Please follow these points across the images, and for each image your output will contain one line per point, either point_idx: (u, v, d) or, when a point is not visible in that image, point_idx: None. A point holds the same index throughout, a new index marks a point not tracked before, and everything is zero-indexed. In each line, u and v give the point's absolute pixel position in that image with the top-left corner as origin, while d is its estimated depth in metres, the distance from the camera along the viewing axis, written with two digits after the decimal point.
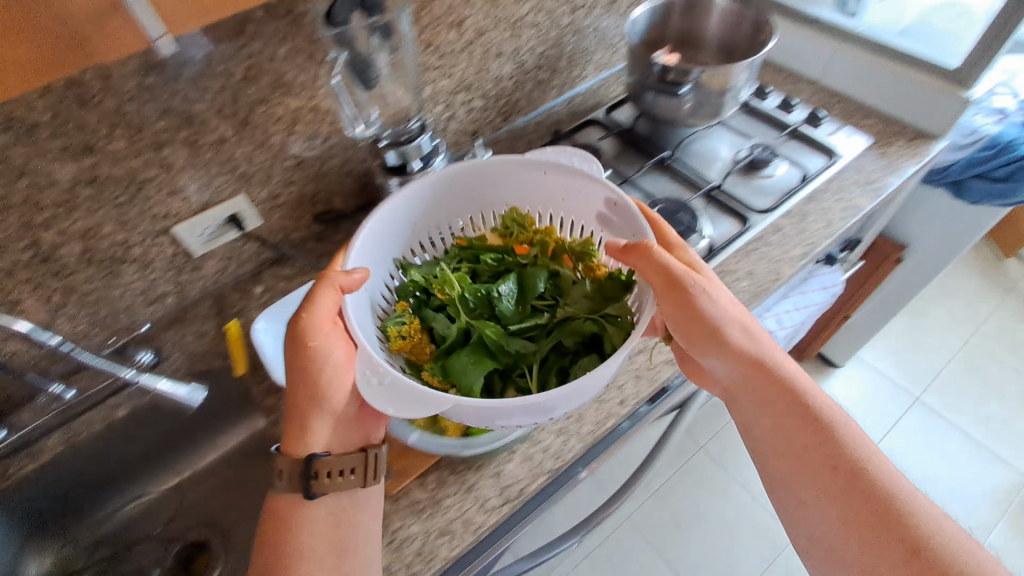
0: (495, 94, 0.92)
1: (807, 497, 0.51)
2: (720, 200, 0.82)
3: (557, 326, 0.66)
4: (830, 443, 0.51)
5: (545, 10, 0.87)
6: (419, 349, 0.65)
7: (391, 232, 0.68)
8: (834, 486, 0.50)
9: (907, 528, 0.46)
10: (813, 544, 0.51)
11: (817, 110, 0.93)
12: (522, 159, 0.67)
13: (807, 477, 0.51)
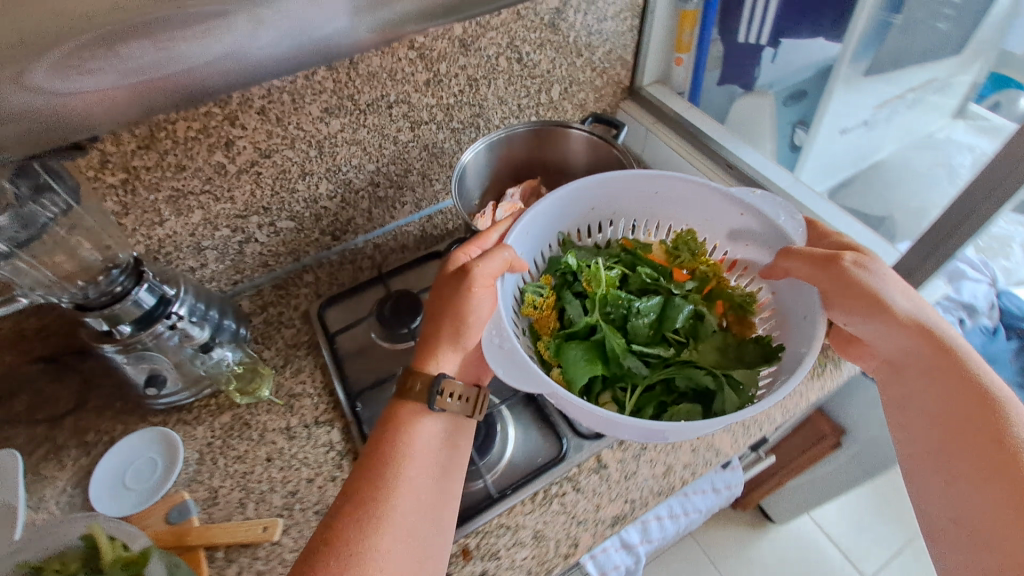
0: (309, 217, 0.74)
1: (957, 480, 0.45)
2: (540, 406, 0.64)
3: (678, 362, 0.60)
4: (992, 423, 0.44)
5: (368, 126, 0.69)
6: (544, 322, 0.64)
7: (575, 210, 0.66)
8: (983, 474, 0.43)
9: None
10: (954, 530, 0.44)
11: None
12: (719, 190, 0.61)
13: (963, 460, 0.45)
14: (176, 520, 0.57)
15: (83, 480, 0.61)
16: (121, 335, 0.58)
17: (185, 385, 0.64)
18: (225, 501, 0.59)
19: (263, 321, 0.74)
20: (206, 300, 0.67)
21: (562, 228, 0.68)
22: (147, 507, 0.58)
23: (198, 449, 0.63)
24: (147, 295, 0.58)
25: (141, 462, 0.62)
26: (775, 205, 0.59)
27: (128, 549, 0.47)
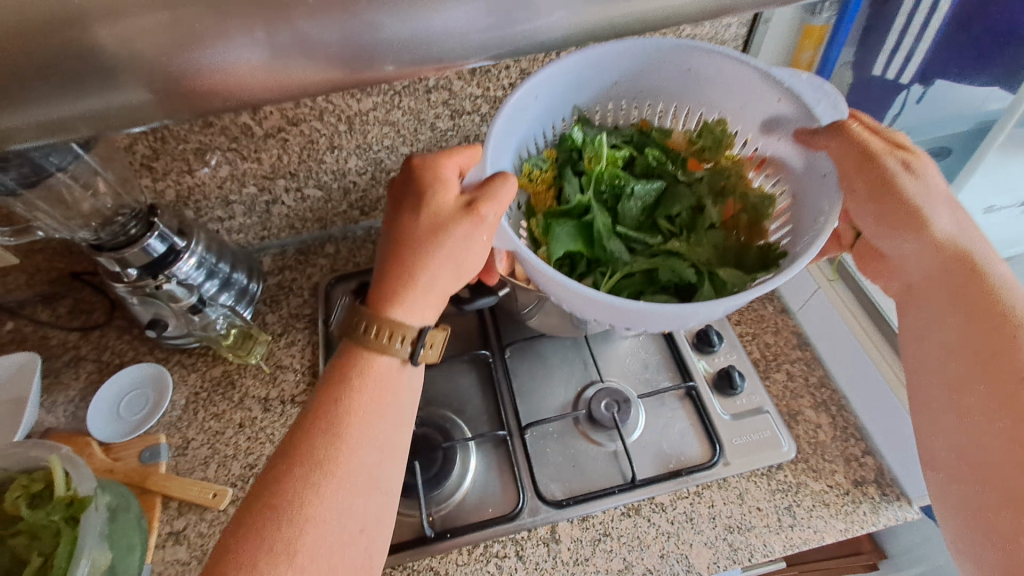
0: (336, 188, 0.71)
1: (970, 410, 0.41)
2: (508, 450, 0.57)
3: (664, 252, 0.56)
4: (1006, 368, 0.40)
5: (403, 108, 0.64)
6: (541, 199, 0.59)
7: (593, 83, 0.57)
8: (1004, 410, 0.40)
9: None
10: (959, 463, 0.41)
11: (744, 370, 0.60)
12: (762, 71, 0.52)
13: (980, 389, 0.41)
14: (146, 461, 0.60)
15: (91, 395, 0.67)
16: (128, 277, 0.60)
17: (187, 331, 0.65)
18: (193, 455, 0.61)
19: (276, 283, 0.74)
20: (220, 252, 0.67)
21: (579, 103, 0.59)
22: (128, 440, 0.62)
23: (185, 395, 0.65)
24: (157, 242, 0.59)
25: (135, 394, 0.65)
26: (819, 93, 0.51)
27: (76, 491, 0.50)
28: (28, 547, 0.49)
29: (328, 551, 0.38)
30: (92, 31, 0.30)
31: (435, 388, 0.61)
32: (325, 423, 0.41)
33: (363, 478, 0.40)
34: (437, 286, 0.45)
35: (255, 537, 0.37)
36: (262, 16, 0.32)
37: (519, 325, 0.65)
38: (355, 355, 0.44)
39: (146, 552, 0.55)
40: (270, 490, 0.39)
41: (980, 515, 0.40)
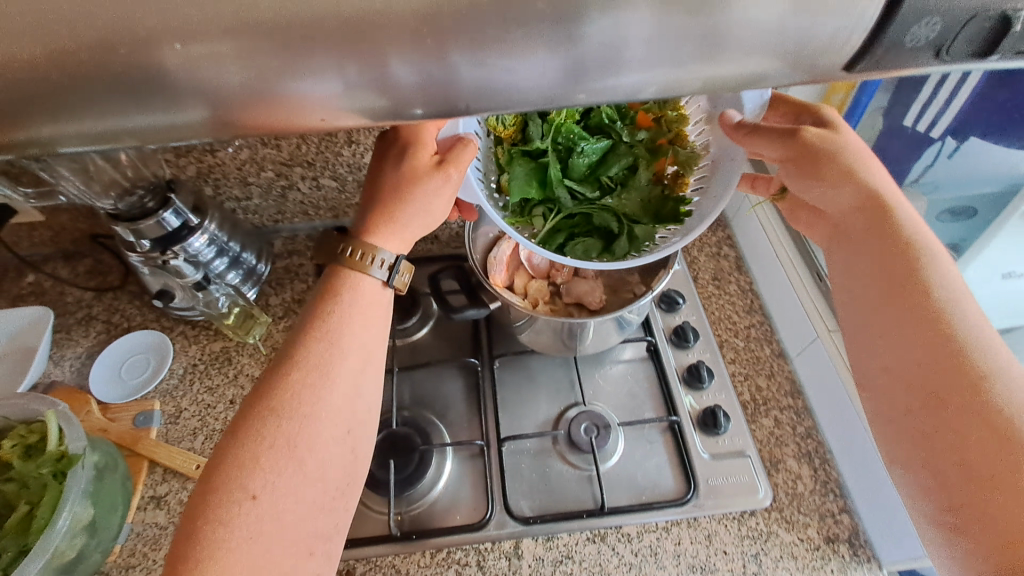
0: (351, 181, 0.73)
1: (885, 340, 0.41)
2: (483, 461, 0.57)
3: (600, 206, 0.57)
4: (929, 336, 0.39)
5: None
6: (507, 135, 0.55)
7: None
8: (915, 337, 0.39)
9: (987, 388, 0.36)
10: (899, 434, 0.40)
11: (729, 411, 0.60)
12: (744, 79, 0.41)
13: (894, 317, 0.41)
14: (139, 425, 0.62)
15: (97, 353, 0.69)
16: (138, 247, 0.62)
17: (192, 304, 0.68)
18: (183, 424, 0.63)
19: (284, 267, 0.76)
20: (231, 232, 0.69)
21: None
22: (126, 402, 0.64)
23: (183, 365, 0.68)
24: (172, 218, 0.61)
25: (137, 358, 0.68)
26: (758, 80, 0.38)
27: (67, 447, 0.52)
28: (15, 495, 0.51)
29: (321, 446, 0.41)
30: (162, 54, 0.23)
31: (422, 390, 0.62)
32: (319, 333, 0.43)
33: (350, 381, 0.43)
34: (412, 229, 0.47)
35: (256, 437, 0.40)
36: (351, 53, 0.24)
37: (511, 338, 0.66)
38: (332, 276, 0.46)
39: (127, 513, 0.56)
40: (268, 394, 0.41)
41: (909, 449, 0.39)
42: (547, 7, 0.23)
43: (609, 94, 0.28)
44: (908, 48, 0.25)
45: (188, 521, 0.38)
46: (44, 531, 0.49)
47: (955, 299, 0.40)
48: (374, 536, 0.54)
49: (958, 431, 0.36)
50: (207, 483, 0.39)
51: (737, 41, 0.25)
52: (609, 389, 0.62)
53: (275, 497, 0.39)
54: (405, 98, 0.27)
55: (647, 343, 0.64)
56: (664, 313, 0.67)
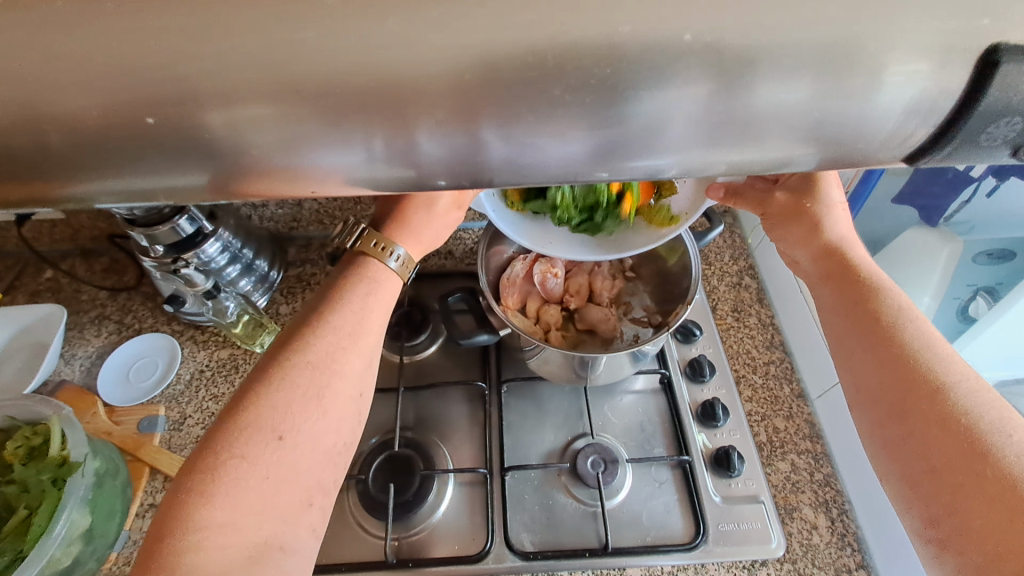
0: None
1: (856, 357, 0.41)
2: (485, 489, 0.56)
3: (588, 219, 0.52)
4: (889, 358, 0.39)
5: None
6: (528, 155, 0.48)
7: None
8: (879, 351, 0.40)
9: (946, 394, 0.37)
10: (893, 447, 0.38)
11: (743, 455, 0.57)
12: None
13: (861, 334, 0.41)
14: (143, 430, 0.62)
15: (107, 354, 0.69)
16: (153, 252, 0.62)
17: (202, 310, 0.68)
18: (186, 432, 0.63)
19: (296, 275, 0.76)
20: (245, 238, 0.69)
21: None
22: (131, 406, 0.64)
23: (191, 370, 0.67)
24: (186, 224, 0.61)
25: (146, 361, 0.68)
26: None
27: (68, 453, 0.52)
28: (16, 498, 0.51)
29: (343, 401, 0.42)
30: (200, 115, 0.23)
31: (426, 410, 0.61)
32: (353, 300, 0.45)
33: (373, 348, 0.45)
34: (425, 233, 0.49)
35: (286, 383, 0.41)
36: (379, 126, 0.24)
37: (520, 362, 0.64)
38: (350, 255, 0.48)
39: (125, 520, 0.56)
40: (297, 344, 0.42)
41: (888, 460, 0.39)
42: (578, 92, 0.23)
43: (631, 172, 0.28)
44: (985, 145, 0.25)
45: (208, 455, 0.38)
46: (39, 539, 0.48)
47: (911, 316, 0.41)
48: (369, 562, 0.52)
49: (926, 438, 0.36)
50: (231, 421, 0.39)
51: (767, 128, 0.24)
52: (619, 422, 0.60)
53: (299, 442, 0.40)
54: (428, 169, 0.26)
55: (661, 375, 0.62)
56: (679, 344, 0.65)
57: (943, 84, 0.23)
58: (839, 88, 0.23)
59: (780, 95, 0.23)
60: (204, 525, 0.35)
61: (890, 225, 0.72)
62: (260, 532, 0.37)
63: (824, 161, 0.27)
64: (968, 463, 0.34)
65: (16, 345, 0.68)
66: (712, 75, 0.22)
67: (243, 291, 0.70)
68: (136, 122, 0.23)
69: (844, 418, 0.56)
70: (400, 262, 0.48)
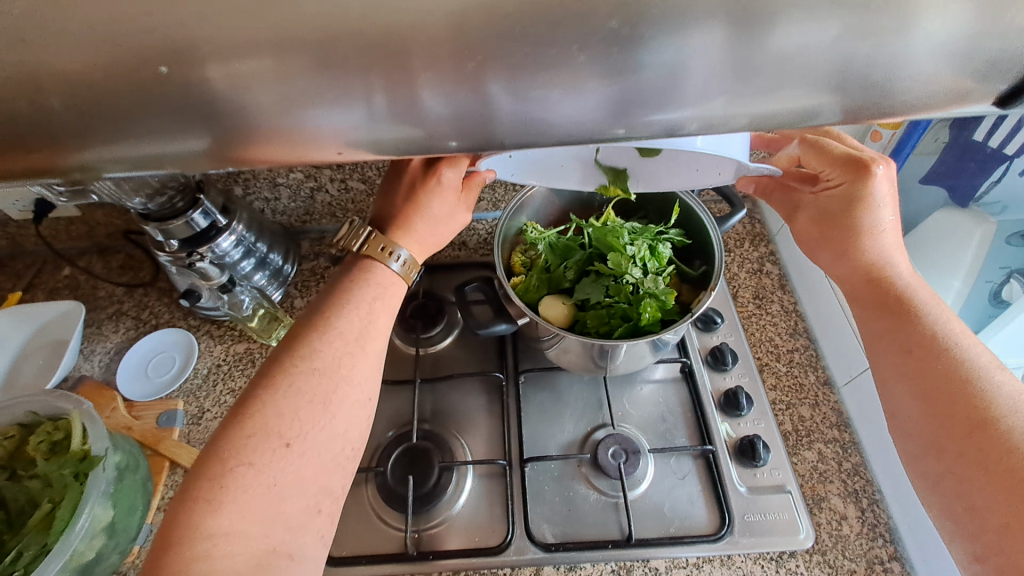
0: (379, 184, 0.72)
1: (896, 387, 0.43)
2: (505, 480, 0.55)
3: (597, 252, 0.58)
4: (932, 385, 0.41)
5: None
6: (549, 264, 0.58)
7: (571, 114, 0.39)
8: (919, 383, 0.42)
9: (994, 428, 0.38)
10: (959, 465, 0.39)
11: (769, 446, 0.55)
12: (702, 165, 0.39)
13: (899, 366, 0.43)
14: (162, 425, 0.62)
15: (126, 349, 0.70)
16: (169, 246, 0.62)
17: (218, 305, 0.68)
18: (205, 426, 0.63)
19: (310, 269, 0.76)
20: (259, 232, 0.69)
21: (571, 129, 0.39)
22: (150, 401, 0.64)
23: (208, 364, 0.67)
24: (201, 218, 0.61)
25: (163, 356, 0.68)
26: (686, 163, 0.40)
27: (90, 447, 0.52)
28: (39, 493, 0.51)
29: (351, 412, 0.42)
30: (200, 70, 0.23)
31: (443, 402, 0.60)
32: (360, 305, 0.45)
33: (379, 354, 0.45)
34: (430, 234, 0.49)
35: (293, 390, 0.40)
36: (379, 76, 0.24)
37: (537, 353, 0.63)
38: (354, 258, 0.48)
39: (146, 513, 0.56)
40: (303, 350, 0.42)
41: (932, 486, 0.41)
42: (596, 40, 0.23)
43: (648, 129, 0.27)
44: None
45: (212, 464, 0.37)
46: (63, 533, 0.48)
47: (955, 345, 0.42)
48: (389, 554, 0.52)
49: (970, 478, 0.38)
50: (236, 427, 0.39)
51: (792, 72, 0.24)
52: (641, 414, 0.59)
53: (307, 450, 0.39)
54: (440, 131, 0.27)
55: (682, 363, 0.61)
56: (700, 332, 0.64)
57: (962, 19, 0.22)
58: (864, 25, 0.22)
59: (803, 33, 0.22)
60: (211, 532, 0.35)
61: (916, 208, 0.70)
62: (267, 539, 0.36)
63: (843, 113, 0.26)
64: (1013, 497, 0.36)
65: (34, 342, 0.69)
66: (729, 12, 0.22)
67: (258, 285, 0.70)
68: (154, 83, 0.24)
69: (872, 409, 0.55)
70: (405, 263, 0.48)
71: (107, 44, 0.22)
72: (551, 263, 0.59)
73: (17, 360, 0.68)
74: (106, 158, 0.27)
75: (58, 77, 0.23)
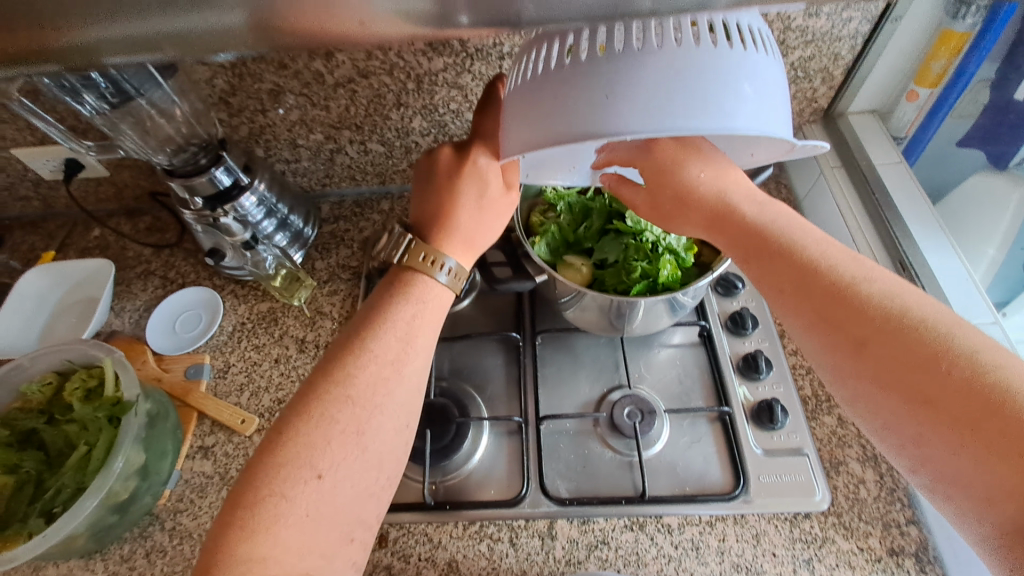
0: (399, 145, 0.71)
1: (841, 367, 0.34)
2: (521, 438, 0.56)
3: (616, 211, 0.57)
4: (859, 337, 0.33)
5: (472, 73, 0.63)
6: (567, 227, 0.58)
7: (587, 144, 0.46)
8: (857, 333, 0.33)
9: (920, 341, 0.31)
10: (923, 419, 0.30)
11: (787, 410, 0.55)
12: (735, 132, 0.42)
13: (814, 331, 0.35)
14: (190, 377, 0.64)
15: (154, 306, 0.72)
16: (193, 204, 0.63)
17: (242, 264, 0.69)
18: (230, 379, 0.64)
19: (330, 231, 0.77)
20: (281, 193, 0.70)
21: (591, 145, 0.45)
22: (179, 354, 0.66)
23: (233, 322, 0.69)
24: (223, 175, 0.62)
25: (189, 313, 0.70)
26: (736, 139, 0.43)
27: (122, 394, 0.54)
28: (75, 435, 0.53)
29: (386, 443, 0.39)
30: None
31: (461, 361, 0.61)
32: (397, 326, 0.43)
33: (419, 377, 0.42)
34: (467, 232, 0.48)
35: (325, 419, 0.38)
36: None
37: (555, 315, 0.64)
38: (397, 270, 0.46)
39: (177, 460, 0.58)
40: (339, 376, 0.40)
41: (915, 460, 0.31)
42: None
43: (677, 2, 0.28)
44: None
45: (247, 490, 0.36)
46: (99, 471, 0.51)
47: (869, 284, 0.34)
48: (408, 502, 0.53)
49: (936, 429, 0.29)
50: (269, 455, 0.37)
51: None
52: (659, 379, 0.59)
53: (340, 481, 0.37)
54: (449, 2, 0.27)
55: (700, 327, 0.61)
56: (721, 297, 0.63)
57: None
58: None
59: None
60: (245, 558, 0.33)
61: None
62: (302, 563, 0.35)
63: None
64: (1008, 460, 0.27)
65: (69, 297, 0.71)
66: None
67: (280, 246, 0.70)
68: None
69: None
70: (451, 274, 0.46)
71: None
72: (569, 226, 0.58)
73: (52, 315, 0.71)
74: (104, 40, 0.28)
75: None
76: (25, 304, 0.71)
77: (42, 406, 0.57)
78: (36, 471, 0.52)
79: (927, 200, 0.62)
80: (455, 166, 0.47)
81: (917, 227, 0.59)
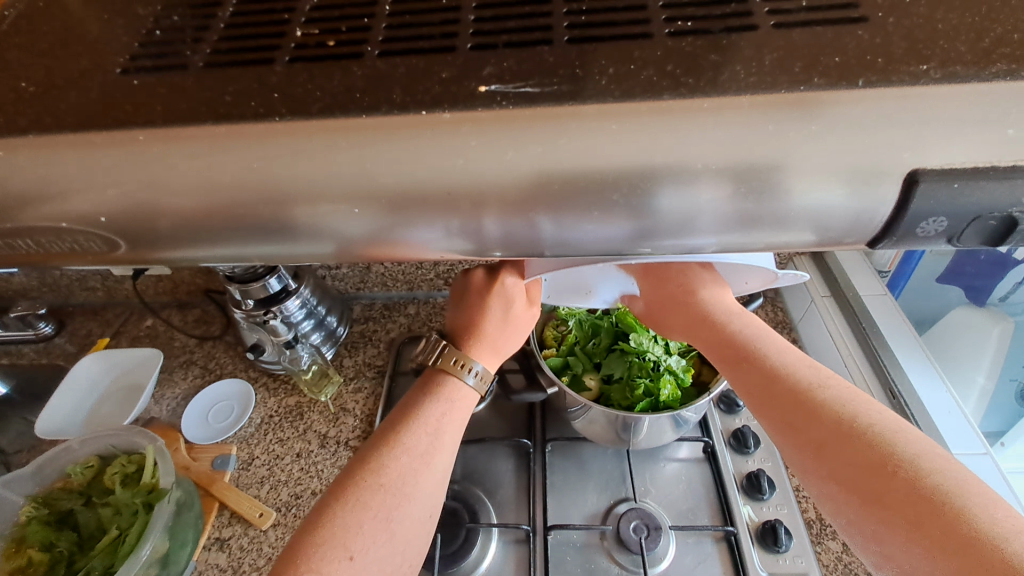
0: None
1: (807, 467, 0.37)
2: (529, 548, 0.57)
3: (620, 330, 0.63)
4: (818, 439, 0.37)
5: None
6: (576, 341, 0.64)
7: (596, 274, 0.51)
8: (817, 436, 0.37)
9: (869, 444, 0.35)
10: (878, 516, 0.33)
11: (791, 532, 0.56)
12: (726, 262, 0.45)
13: (782, 433, 0.39)
14: (216, 467, 0.67)
15: (191, 395, 0.77)
16: (245, 304, 0.70)
17: (278, 359, 0.76)
18: (253, 471, 0.68)
19: (360, 331, 0.83)
20: (321, 297, 0.78)
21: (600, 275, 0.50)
22: (208, 444, 0.70)
23: (263, 415, 0.74)
24: (275, 282, 0.69)
25: (223, 405, 0.75)
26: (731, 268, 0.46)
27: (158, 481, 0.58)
28: (108, 520, 0.57)
29: (411, 528, 0.42)
30: (291, 210, 0.28)
31: (474, 464, 0.64)
32: (428, 423, 0.47)
33: (443, 470, 0.46)
34: (494, 340, 0.54)
35: (355, 503, 0.41)
36: (451, 214, 0.28)
37: (565, 423, 0.67)
38: (431, 372, 0.52)
39: (194, 551, 0.60)
40: (373, 465, 0.44)
41: (878, 557, 0.33)
42: (604, 206, 0.27)
43: (670, 250, 0.30)
44: (921, 236, 0.27)
45: (286, 567, 0.39)
46: (128, 557, 0.53)
47: (825, 390, 0.38)
48: None
49: (889, 526, 0.32)
50: (308, 536, 0.40)
51: (795, 219, 0.27)
52: (665, 492, 0.61)
53: (368, 564, 0.40)
54: (486, 244, 0.30)
55: (704, 444, 0.63)
56: (723, 414, 0.66)
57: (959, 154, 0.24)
58: (861, 190, 0.25)
59: (813, 194, 0.26)
60: None
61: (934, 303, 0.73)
62: None
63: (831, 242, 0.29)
64: (952, 555, 0.29)
65: (117, 384, 0.77)
66: (733, 182, 0.26)
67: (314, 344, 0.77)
68: (266, 212, 0.28)
69: None
70: (478, 376, 0.51)
71: (235, 183, 0.27)
72: (578, 340, 0.64)
73: (99, 401, 0.76)
74: None
75: (196, 204, 0.28)
76: (76, 389, 0.77)
77: (81, 488, 0.60)
78: (69, 551, 0.56)
79: (914, 331, 0.66)
80: (485, 284, 0.54)
81: (905, 357, 0.63)
